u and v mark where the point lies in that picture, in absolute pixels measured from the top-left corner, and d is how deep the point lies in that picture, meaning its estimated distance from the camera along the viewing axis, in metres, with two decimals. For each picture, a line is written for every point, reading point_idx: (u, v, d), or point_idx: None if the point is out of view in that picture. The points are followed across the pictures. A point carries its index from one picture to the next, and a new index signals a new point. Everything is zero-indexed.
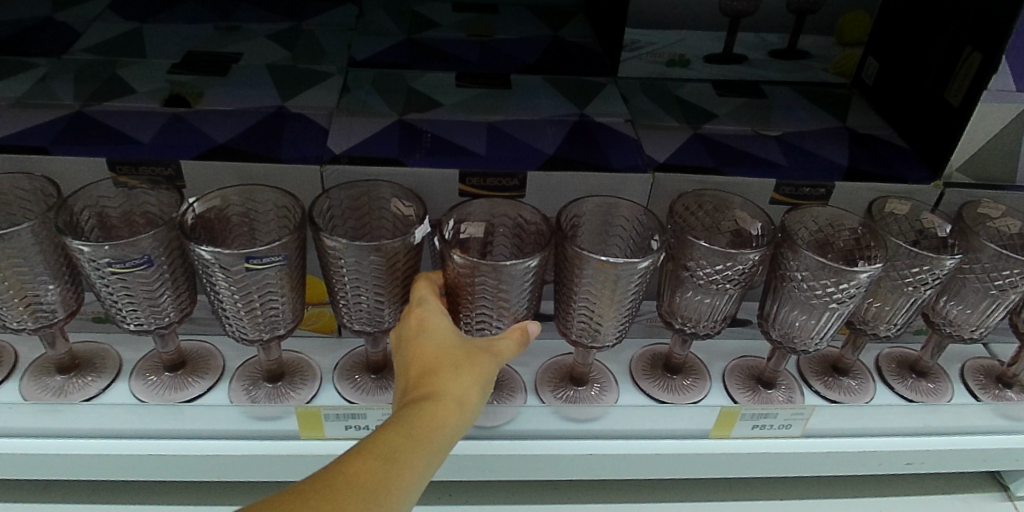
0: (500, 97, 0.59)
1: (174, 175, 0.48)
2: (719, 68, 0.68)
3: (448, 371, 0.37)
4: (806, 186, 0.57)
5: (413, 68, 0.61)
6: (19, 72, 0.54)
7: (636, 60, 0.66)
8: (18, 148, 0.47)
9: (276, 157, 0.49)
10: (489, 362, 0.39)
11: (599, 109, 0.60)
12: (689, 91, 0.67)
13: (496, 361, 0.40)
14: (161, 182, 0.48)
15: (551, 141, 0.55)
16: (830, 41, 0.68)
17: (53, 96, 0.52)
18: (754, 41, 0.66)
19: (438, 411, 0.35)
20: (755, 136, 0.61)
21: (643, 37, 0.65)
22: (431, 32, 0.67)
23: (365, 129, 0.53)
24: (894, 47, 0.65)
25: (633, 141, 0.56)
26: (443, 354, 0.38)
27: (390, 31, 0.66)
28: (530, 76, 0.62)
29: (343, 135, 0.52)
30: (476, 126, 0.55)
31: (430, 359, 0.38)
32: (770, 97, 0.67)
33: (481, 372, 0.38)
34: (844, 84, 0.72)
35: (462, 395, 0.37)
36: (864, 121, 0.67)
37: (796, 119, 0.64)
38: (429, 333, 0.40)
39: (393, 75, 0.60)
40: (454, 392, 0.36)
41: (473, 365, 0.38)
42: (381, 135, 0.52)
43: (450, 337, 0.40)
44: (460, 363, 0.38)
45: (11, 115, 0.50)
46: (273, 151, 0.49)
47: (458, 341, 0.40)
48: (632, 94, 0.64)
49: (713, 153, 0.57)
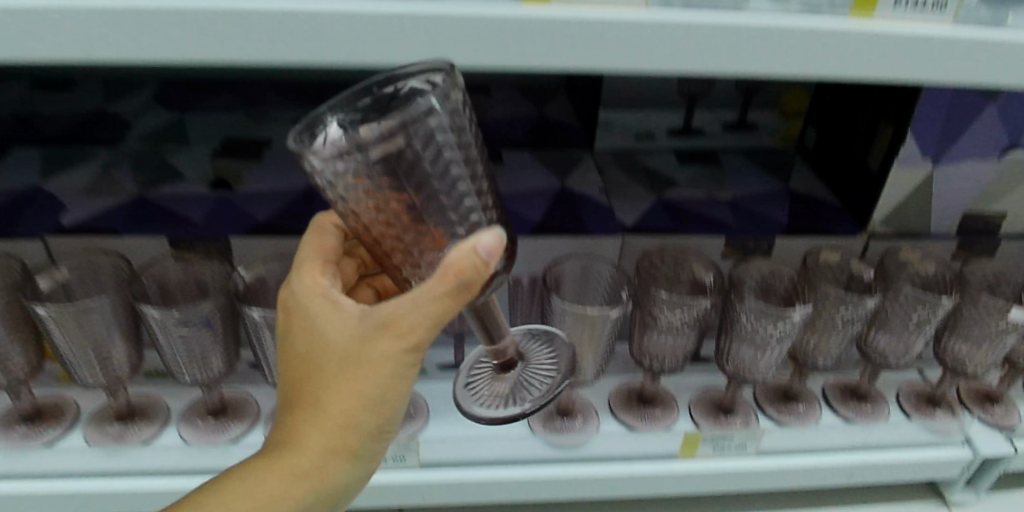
0: (493, 171, 0.68)
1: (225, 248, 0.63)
2: (681, 140, 0.74)
3: (329, 390, 0.42)
4: (751, 242, 0.71)
5: None
6: (77, 161, 0.63)
7: (611, 135, 0.73)
8: (93, 230, 0.61)
9: None
10: (388, 343, 0.40)
11: (581, 180, 0.69)
12: (657, 160, 0.75)
13: (401, 345, 0.39)
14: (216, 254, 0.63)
15: (539, 211, 0.67)
16: (774, 113, 0.75)
17: (116, 184, 0.62)
18: (710, 118, 0.73)
19: (326, 431, 0.43)
20: (709, 201, 0.71)
21: (614, 117, 0.72)
22: None
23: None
24: (831, 121, 0.73)
25: (609, 209, 0.69)
26: (318, 366, 0.42)
27: None
28: (520, 151, 0.71)
29: None
30: None
31: (300, 368, 0.43)
32: (726, 166, 0.75)
33: (372, 374, 0.41)
34: (788, 148, 0.78)
35: (348, 413, 0.42)
36: (807, 182, 0.77)
37: (749, 181, 0.74)
38: (297, 333, 0.43)
39: None
40: (337, 409, 0.42)
41: (361, 378, 0.41)
42: None
43: (331, 355, 0.41)
44: (332, 381, 0.42)
45: (84, 201, 0.62)
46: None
47: (337, 339, 0.41)
48: (608, 165, 0.73)
49: (674, 217, 0.70)
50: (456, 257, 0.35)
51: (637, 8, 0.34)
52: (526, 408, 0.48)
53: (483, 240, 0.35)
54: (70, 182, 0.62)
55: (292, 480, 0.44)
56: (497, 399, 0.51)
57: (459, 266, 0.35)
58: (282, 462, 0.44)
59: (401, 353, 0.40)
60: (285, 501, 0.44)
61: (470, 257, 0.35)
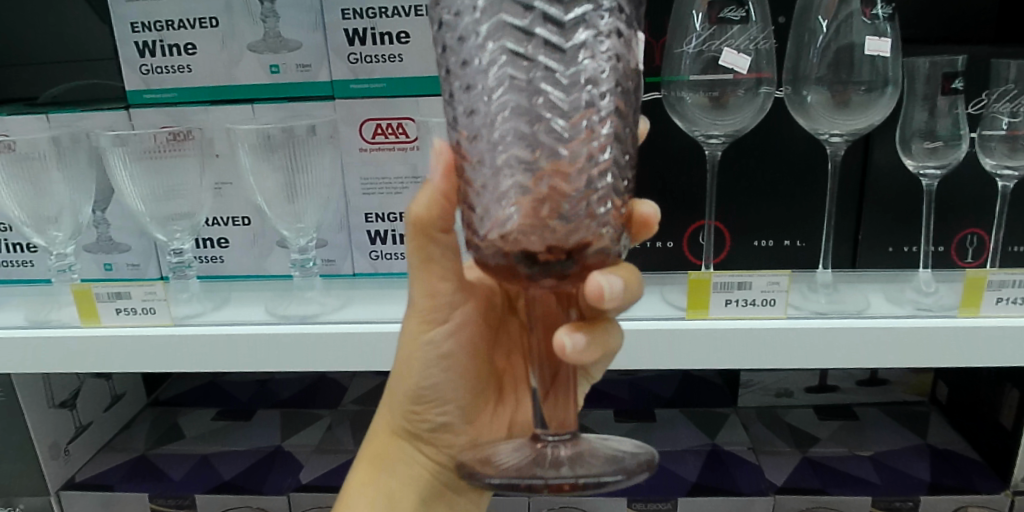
0: (650, 431, 0.84)
1: None
2: (817, 395, 0.88)
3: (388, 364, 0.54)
4: (897, 500, 0.73)
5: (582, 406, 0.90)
6: (312, 422, 0.85)
7: (751, 392, 0.89)
8: (328, 487, 0.73)
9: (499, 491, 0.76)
10: (404, 317, 0.48)
11: (726, 438, 0.83)
12: (796, 417, 0.88)
13: (407, 312, 0.47)
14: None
15: (692, 469, 0.77)
16: (902, 371, 0.89)
17: (340, 443, 0.80)
18: (842, 375, 0.88)
19: (383, 411, 0.54)
20: (853, 457, 0.80)
21: (755, 377, 0.89)
22: None
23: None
24: (958, 378, 0.84)
25: (757, 467, 0.78)
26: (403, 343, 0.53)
27: None
28: (670, 410, 0.89)
29: None
30: None
31: None
32: (861, 418, 0.86)
33: (396, 347, 0.49)
34: (924, 400, 0.90)
35: (389, 383, 0.52)
36: (941, 436, 0.83)
37: (885, 438, 0.82)
38: None
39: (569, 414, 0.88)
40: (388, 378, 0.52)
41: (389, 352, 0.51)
42: None
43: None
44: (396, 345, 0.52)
45: (316, 459, 0.78)
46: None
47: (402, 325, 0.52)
48: (751, 422, 0.87)
49: (822, 477, 0.77)
50: (424, 199, 0.38)
51: (779, 316, 0.60)
52: (546, 479, 0.35)
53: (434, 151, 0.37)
54: (302, 440, 0.82)
55: (373, 466, 0.54)
56: (513, 469, 0.38)
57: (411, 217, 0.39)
58: (370, 446, 0.55)
59: (408, 318, 0.47)
60: (377, 461, 0.54)
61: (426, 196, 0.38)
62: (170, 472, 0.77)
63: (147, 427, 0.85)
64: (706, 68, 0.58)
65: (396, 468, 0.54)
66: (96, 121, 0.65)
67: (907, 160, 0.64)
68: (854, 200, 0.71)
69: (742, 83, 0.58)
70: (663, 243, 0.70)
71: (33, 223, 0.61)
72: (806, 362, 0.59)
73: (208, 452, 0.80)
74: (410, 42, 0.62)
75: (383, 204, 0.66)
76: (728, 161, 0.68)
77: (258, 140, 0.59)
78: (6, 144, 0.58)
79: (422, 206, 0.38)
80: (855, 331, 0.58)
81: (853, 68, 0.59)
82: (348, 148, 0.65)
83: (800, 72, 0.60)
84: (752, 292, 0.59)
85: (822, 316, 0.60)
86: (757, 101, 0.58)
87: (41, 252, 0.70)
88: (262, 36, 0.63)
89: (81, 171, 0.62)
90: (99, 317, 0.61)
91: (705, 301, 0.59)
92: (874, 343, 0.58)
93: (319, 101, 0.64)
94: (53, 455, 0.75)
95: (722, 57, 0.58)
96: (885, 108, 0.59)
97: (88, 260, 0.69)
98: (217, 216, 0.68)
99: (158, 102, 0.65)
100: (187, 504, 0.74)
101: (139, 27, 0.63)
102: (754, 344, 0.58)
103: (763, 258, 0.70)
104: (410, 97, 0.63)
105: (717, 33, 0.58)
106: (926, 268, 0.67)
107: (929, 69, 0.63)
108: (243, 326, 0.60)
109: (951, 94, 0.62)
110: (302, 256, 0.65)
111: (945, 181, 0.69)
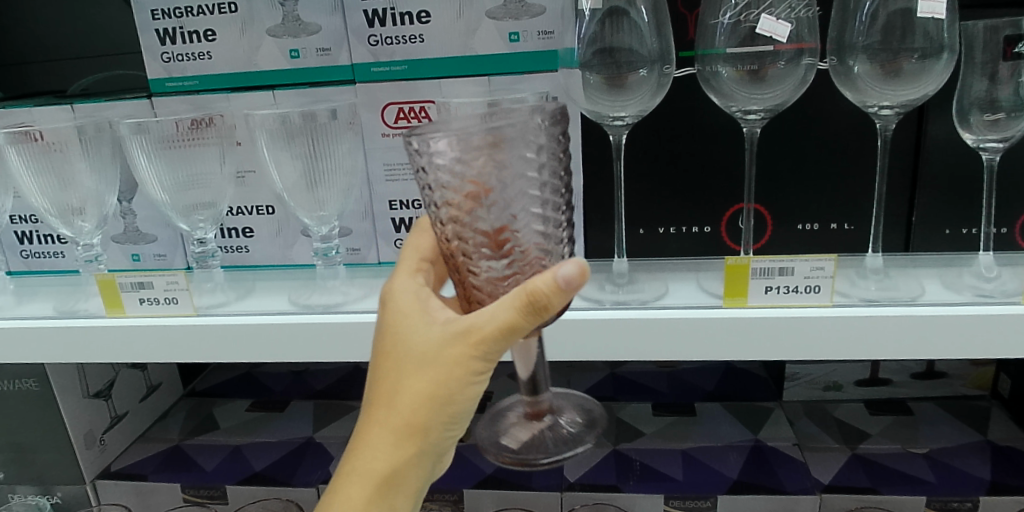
0: (688, 425, 0.81)
1: (457, 498, 0.75)
2: (868, 388, 0.84)
3: (402, 371, 0.41)
4: (953, 500, 0.68)
5: (619, 399, 0.87)
6: (345, 412, 0.85)
7: (798, 385, 0.85)
8: None
9: (531, 483, 0.75)
10: (460, 344, 0.39)
11: (770, 434, 0.79)
12: (846, 412, 0.83)
13: (470, 344, 0.38)
14: (447, 503, 0.76)
15: (733, 466, 0.74)
16: (962, 364, 0.83)
17: None
18: (896, 367, 0.83)
19: (395, 422, 0.42)
20: (905, 454, 0.75)
21: (800, 370, 0.84)
22: (628, 363, 0.93)
23: (591, 460, 0.77)
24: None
25: (801, 464, 0.74)
26: (415, 344, 0.41)
27: (595, 365, 0.94)
28: (711, 403, 0.85)
29: (575, 466, 0.76)
30: (673, 454, 0.76)
31: (404, 348, 0.41)
32: (916, 413, 0.81)
33: (446, 375, 0.40)
34: (984, 394, 0.84)
35: (419, 399, 0.41)
36: (1004, 433, 0.77)
37: (941, 434, 0.77)
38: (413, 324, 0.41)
39: (604, 407, 0.86)
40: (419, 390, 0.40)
41: (426, 375, 0.40)
42: (604, 467, 0.76)
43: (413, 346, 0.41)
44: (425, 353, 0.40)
45: None
46: (528, 481, 0.75)
47: (431, 333, 0.40)
48: (797, 417, 0.82)
49: (872, 476, 0.72)
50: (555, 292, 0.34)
51: (824, 304, 0.55)
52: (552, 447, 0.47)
53: (560, 269, 0.34)
54: (334, 430, 0.81)
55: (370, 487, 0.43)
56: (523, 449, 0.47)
57: (532, 293, 0.34)
58: (369, 467, 0.43)
59: (470, 352, 0.39)
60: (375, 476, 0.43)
61: (550, 285, 0.34)
62: (202, 463, 0.77)
63: (182, 417, 0.86)
64: (743, 41, 0.53)
65: (400, 485, 0.44)
66: (116, 111, 0.65)
67: (965, 134, 0.59)
68: (906, 179, 0.66)
69: (782, 54, 0.53)
70: (700, 229, 0.67)
71: (59, 213, 0.62)
72: (856, 353, 0.55)
73: (239, 443, 0.80)
74: (431, 22, 0.60)
75: (406, 191, 0.65)
76: (768, 139, 0.64)
77: (278, 126, 0.57)
78: (32, 134, 0.58)
79: (555, 301, 0.34)
80: (908, 321, 0.53)
81: (905, 35, 0.53)
82: (369, 133, 0.64)
83: (845, 41, 0.56)
84: (794, 279, 0.55)
85: (872, 304, 0.55)
86: (799, 72, 0.54)
87: (69, 244, 0.72)
88: (280, 20, 0.62)
89: (106, 162, 0.62)
90: (123, 308, 0.61)
91: (743, 289, 0.56)
92: (930, 332, 0.53)
93: (340, 85, 0.63)
94: (89, 445, 0.77)
95: (759, 26, 0.53)
96: (941, 77, 0.54)
97: (117, 252, 0.71)
98: (241, 206, 0.69)
99: (181, 90, 0.66)
100: (219, 495, 0.74)
101: (158, 14, 0.63)
102: (797, 334, 0.54)
103: (808, 243, 0.67)
104: (433, 79, 0.62)
105: (754, 2, 0.53)
106: (987, 252, 0.61)
107: (986, 35, 0.57)
108: (268, 316, 0.59)
109: (1013, 59, 0.56)
110: (325, 244, 0.63)
111: (1008, 157, 0.64)
